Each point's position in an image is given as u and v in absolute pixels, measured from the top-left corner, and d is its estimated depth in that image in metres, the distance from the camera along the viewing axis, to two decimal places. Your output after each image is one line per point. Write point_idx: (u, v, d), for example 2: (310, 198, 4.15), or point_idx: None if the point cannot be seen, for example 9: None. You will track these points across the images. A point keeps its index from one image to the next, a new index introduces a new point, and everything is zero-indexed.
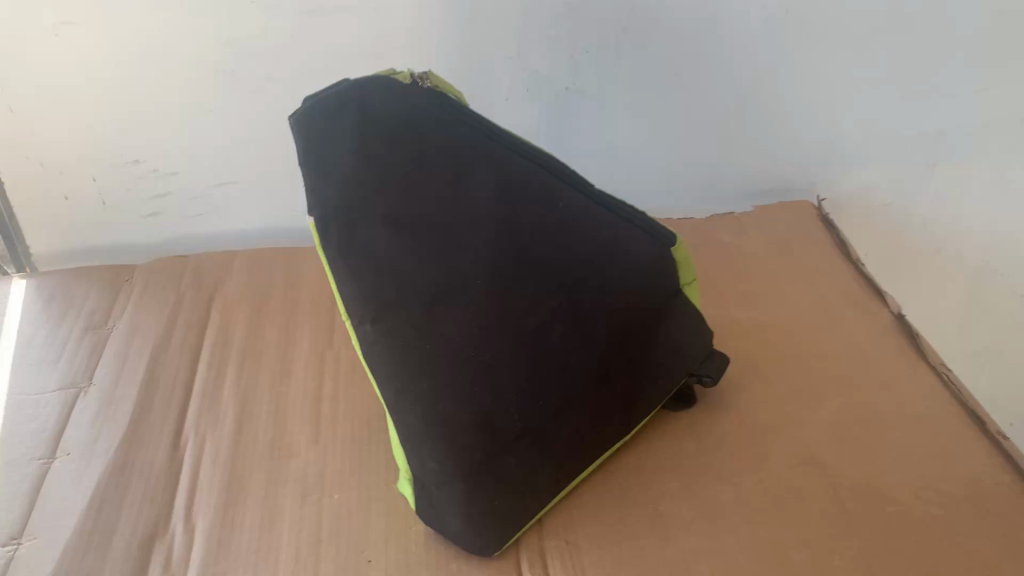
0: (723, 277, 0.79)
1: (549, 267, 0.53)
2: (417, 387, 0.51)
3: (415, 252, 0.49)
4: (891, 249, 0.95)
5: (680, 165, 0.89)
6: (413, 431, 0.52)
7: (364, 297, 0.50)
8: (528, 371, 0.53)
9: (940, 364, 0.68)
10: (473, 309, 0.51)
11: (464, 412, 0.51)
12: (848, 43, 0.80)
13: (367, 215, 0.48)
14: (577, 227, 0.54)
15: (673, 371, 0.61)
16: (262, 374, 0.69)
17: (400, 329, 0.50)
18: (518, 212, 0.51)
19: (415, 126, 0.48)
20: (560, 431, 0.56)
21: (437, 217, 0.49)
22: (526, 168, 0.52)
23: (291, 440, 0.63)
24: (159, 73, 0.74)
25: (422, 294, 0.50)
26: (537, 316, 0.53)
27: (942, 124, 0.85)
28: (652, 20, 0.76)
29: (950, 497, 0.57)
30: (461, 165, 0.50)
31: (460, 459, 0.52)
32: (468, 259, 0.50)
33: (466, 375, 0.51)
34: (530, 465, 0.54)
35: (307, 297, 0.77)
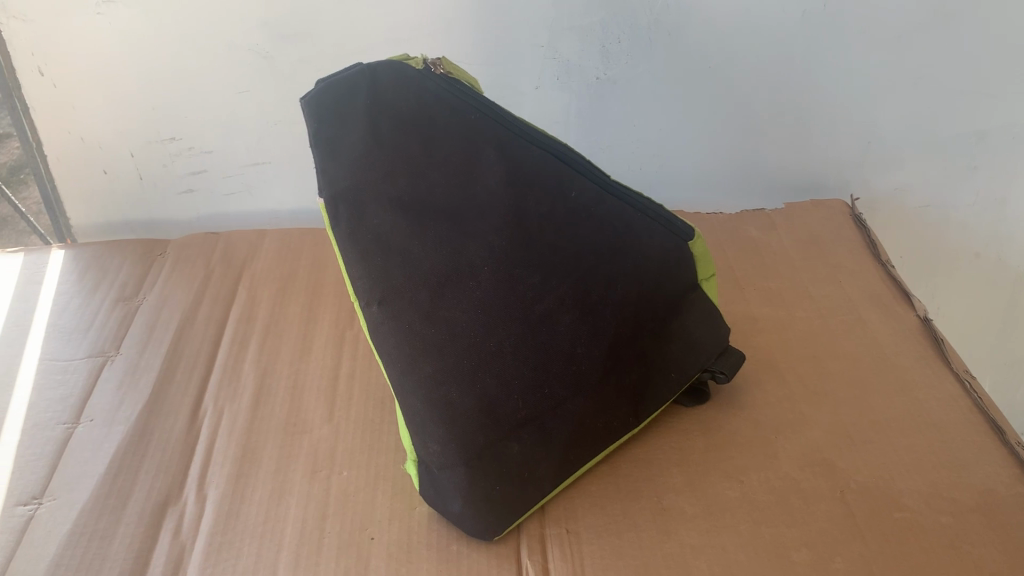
0: (748, 273, 0.78)
1: (559, 256, 0.53)
2: (421, 368, 0.52)
3: (422, 236, 0.50)
4: (929, 251, 0.93)
5: (712, 158, 0.89)
6: (415, 411, 0.53)
7: (371, 279, 0.51)
8: (534, 359, 0.53)
9: (964, 370, 0.67)
10: (480, 295, 0.52)
11: (467, 396, 0.52)
12: (888, 38, 0.78)
13: (375, 198, 0.49)
14: (588, 216, 0.54)
15: (685, 366, 0.61)
16: (283, 350, 0.70)
17: (405, 312, 0.51)
18: (528, 199, 0.52)
19: (426, 111, 0.49)
20: (567, 422, 0.55)
21: (445, 203, 0.50)
22: (538, 156, 0.52)
23: (306, 417, 0.64)
24: (197, 54, 0.75)
25: (428, 278, 0.51)
26: (545, 304, 0.53)
27: (983, 125, 0.83)
28: (684, 11, 0.75)
29: (962, 506, 0.56)
30: (472, 151, 0.50)
31: (462, 443, 0.52)
32: (476, 244, 0.51)
33: (470, 359, 0.52)
34: (533, 454, 0.54)
35: (333, 278, 0.79)
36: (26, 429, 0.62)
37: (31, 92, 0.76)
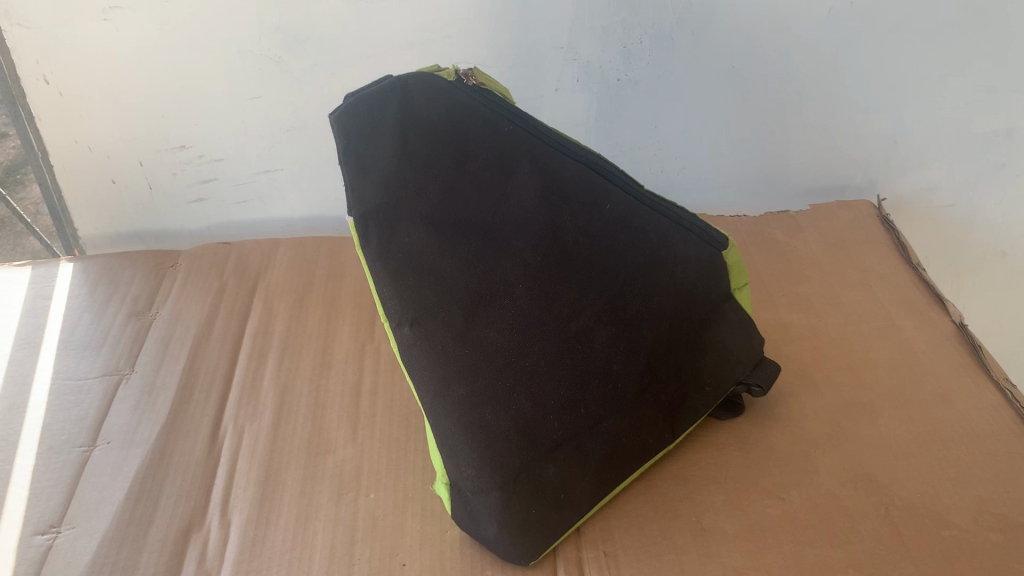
0: (776, 278, 0.76)
1: (595, 270, 0.51)
2: (455, 390, 0.50)
3: (454, 253, 0.48)
4: (954, 251, 0.91)
5: (735, 159, 0.87)
6: (448, 435, 0.51)
7: (402, 299, 0.49)
8: (571, 378, 0.51)
9: (1004, 379, 0.65)
10: (515, 313, 0.50)
11: (502, 418, 0.50)
12: (915, 36, 0.76)
13: (406, 215, 0.48)
14: (625, 229, 0.52)
15: (721, 379, 0.59)
16: (302, 366, 0.68)
17: (438, 332, 0.49)
18: (563, 213, 0.50)
19: (459, 123, 0.48)
20: (604, 442, 0.53)
21: (478, 219, 0.48)
22: (572, 168, 0.51)
23: (329, 436, 0.62)
24: (207, 59, 0.73)
25: (461, 296, 0.49)
26: (581, 321, 0.51)
27: (1014, 123, 0.81)
28: (708, 9, 0.73)
29: (1012, 523, 0.54)
30: (505, 164, 0.49)
31: (497, 466, 0.50)
32: (509, 261, 0.49)
33: (505, 380, 0.50)
34: (570, 476, 0.52)
35: (350, 288, 0.77)
36: (41, 453, 0.60)
37: (36, 101, 0.74)
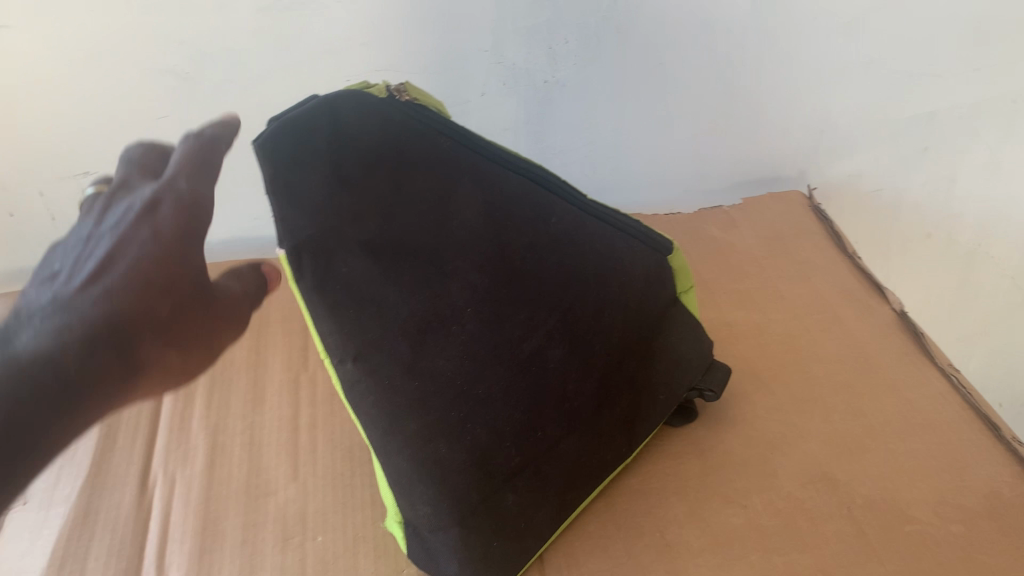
0: (716, 277, 0.76)
1: (545, 288, 0.49)
2: (406, 427, 0.47)
3: (398, 282, 0.45)
4: (883, 235, 0.93)
5: (665, 156, 0.86)
6: (401, 471, 0.48)
7: (345, 335, 0.45)
8: (525, 402, 0.49)
9: (949, 365, 0.65)
10: (466, 341, 0.47)
11: (457, 450, 0.48)
12: (837, 24, 0.76)
13: (344, 244, 0.44)
14: (573, 243, 0.50)
15: (674, 388, 0.57)
16: (233, 402, 0.64)
17: (386, 367, 0.46)
18: (509, 230, 0.48)
19: (394, 141, 0.44)
20: (562, 465, 0.52)
21: (422, 245, 0.46)
22: (515, 182, 0.48)
23: (269, 477, 0.58)
24: (109, 78, 0.68)
25: (408, 327, 0.46)
26: (534, 341, 0.49)
27: (934, 106, 0.82)
28: (634, 6, 0.71)
29: (970, 512, 0.54)
30: (446, 184, 0.46)
31: (455, 501, 0.48)
32: (457, 286, 0.47)
33: (459, 412, 0.47)
34: (529, 504, 0.51)
35: (277, 314, 0.73)
36: None
37: None
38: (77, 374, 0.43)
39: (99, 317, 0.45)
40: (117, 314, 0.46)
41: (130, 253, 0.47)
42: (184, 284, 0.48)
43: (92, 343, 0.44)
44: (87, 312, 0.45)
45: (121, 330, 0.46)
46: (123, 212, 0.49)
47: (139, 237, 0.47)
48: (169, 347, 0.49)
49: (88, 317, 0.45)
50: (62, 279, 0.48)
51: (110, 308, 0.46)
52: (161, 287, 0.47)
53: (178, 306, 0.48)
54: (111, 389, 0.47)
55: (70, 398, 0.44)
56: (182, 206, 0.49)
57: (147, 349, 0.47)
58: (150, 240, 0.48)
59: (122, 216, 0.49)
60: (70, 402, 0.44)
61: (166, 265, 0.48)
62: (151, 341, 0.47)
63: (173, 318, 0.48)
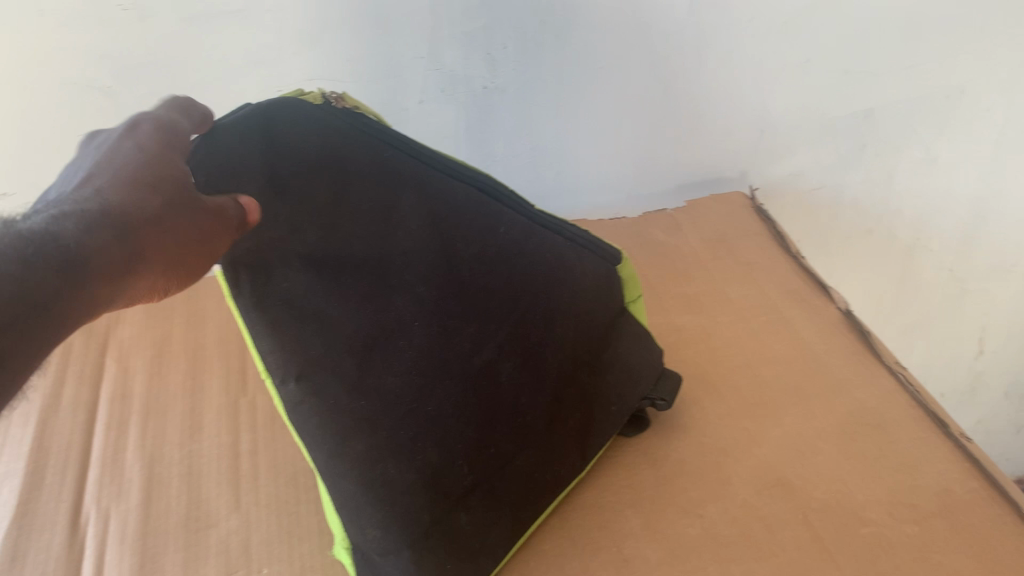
0: (663, 282, 0.75)
1: (494, 298, 0.49)
2: (352, 447, 0.44)
3: (341, 295, 0.44)
4: (823, 232, 0.94)
5: (608, 160, 0.85)
6: (349, 497, 0.45)
7: (286, 352, 0.43)
8: (477, 417, 0.48)
9: (895, 363, 0.65)
10: (414, 354, 0.46)
11: (408, 470, 0.45)
12: (773, 25, 0.76)
13: (284, 259, 0.43)
14: (520, 253, 0.50)
15: (625, 397, 0.57)
16: (170, 430, 0.61)
17: (330, 385, 0.44)
18: (455, 240, 0.48)
19: (334, 151, 0.45)
20: (516, 482, 0.51)
21: (365, 256, 0.45)
22: (461, 193, 0.48)
23: (209, 508, 0.56)
24: (25, 94, 0.65)
25: (353, 342, 0.45)
26: (484, 354, 0.48)
27: (870, 104, 0.83)
28: (571, 10, 0.70)
29: (923, 512, 0.54)
30: (389, 194, 0.46)
31: (408, 525, 0.45)
32: (403, 298, 0.46)
33: (408, 429, 0.46)
34: (483, 522, 0.49)
35: (214, 335, 0.70)
36: None
37: None
38: (84, 262, 0.36)
39: (90, 206, 0.38)
40: (108, 204, 0.38)
41: (118, 164, 0.40)
42: (182, 188, 0.40)
43: (90, 231, 0.37)
44: (74, 206, 0.38)
45: (119, 218, 0.38)
46: (88, 157, 0.42)
47: (127, 152, 0.41)
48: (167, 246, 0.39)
49: (81, 210, 0.38)
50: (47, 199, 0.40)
51: (99, 200, 0.38)
52: (148, 182, 0.40)
53: (189, 209, 0.40)
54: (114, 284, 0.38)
55: (75, 275, 0.36)
56: (154, 128, 0.42)
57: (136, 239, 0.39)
58: (126, 155, 0.40)
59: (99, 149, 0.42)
60: (82, 283, 0.36)
61: (148, 166, 0.40)
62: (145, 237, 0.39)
63: (171, 213, 0.39)
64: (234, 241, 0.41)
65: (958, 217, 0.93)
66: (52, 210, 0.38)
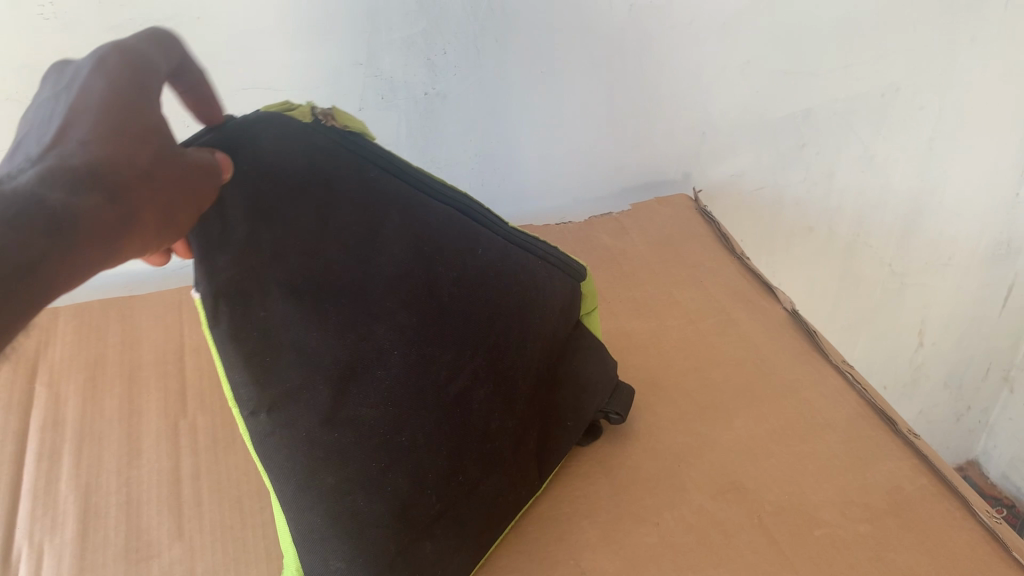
0: (610, 286, 0.75)
1: (469, 324, 0.47)
2: (321, 479, 0.43)
3: (321, 324, 0.42)
4: (765, 231, 0.95)
5: (553, 165, 0.84)
6: (313, 530, 0.44)
7: (262, 382, 0.41)
8: (449, 445, 0.47)
9: (842, 361, 0.66)
10: (391, 383, 0.44)
11: (375, 502, 0.44)
12: (711, 26, 0.76)
13: (263, 284, 0.40)
14: (496, 273, 0.48)
15: (581, 411, 0.56)
16: (106, 457, 0.59)
17: (303, 416, 0.42)
18: (435, 264, 0.45)
19: (320, 172, 0.42)
20: (480, 506, 0.50)
21: (348, 281, 0.43)
22: (439, 214, 0.47)
23: (150, 538, 0.53)
24: None
25: (331, 372, 0.42)
26: (459, 381, 0.47)
27: (808, 104, 0.84)
28: (511, 14, 0.69)
29: (876, 511, 0.54)
30: (372, 217, 0.44)
31: (375, 558, 0.44)
32: (383, 326, 0.44)
33: (379, 460, 0.44)
34: (448, 550, 0.48)
35: (151, 355, 0.67)
36: None
37: None
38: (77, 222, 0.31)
39: (75, 159, 0.33)
40: (96, 159, 0.34)
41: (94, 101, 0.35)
42: (163, 144, 0.37)
43: (78, 187, 0.32)
44: (58, 157, 0.33)
45: (111, 173, 0.34)
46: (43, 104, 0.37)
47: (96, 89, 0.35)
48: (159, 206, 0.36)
49: (67, 165, 0.33)
50: (17, 153, 0.34)
51: (91, 151, 0.34)
52: (139, 131, 0.36)
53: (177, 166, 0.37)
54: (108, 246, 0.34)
55: (63, 241, 0.31)
56: (122, 64, 0.36)
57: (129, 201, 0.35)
58: (104, 95, 0.35)
59: (65, 86, 0.36)
60: (75, 244, 0.31)
61: (125, 109, 0.35)
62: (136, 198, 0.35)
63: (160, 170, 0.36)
64: (209, 197, 0.39)
65: (893, 211, 0.96)
66: (35, 165, 0.32)
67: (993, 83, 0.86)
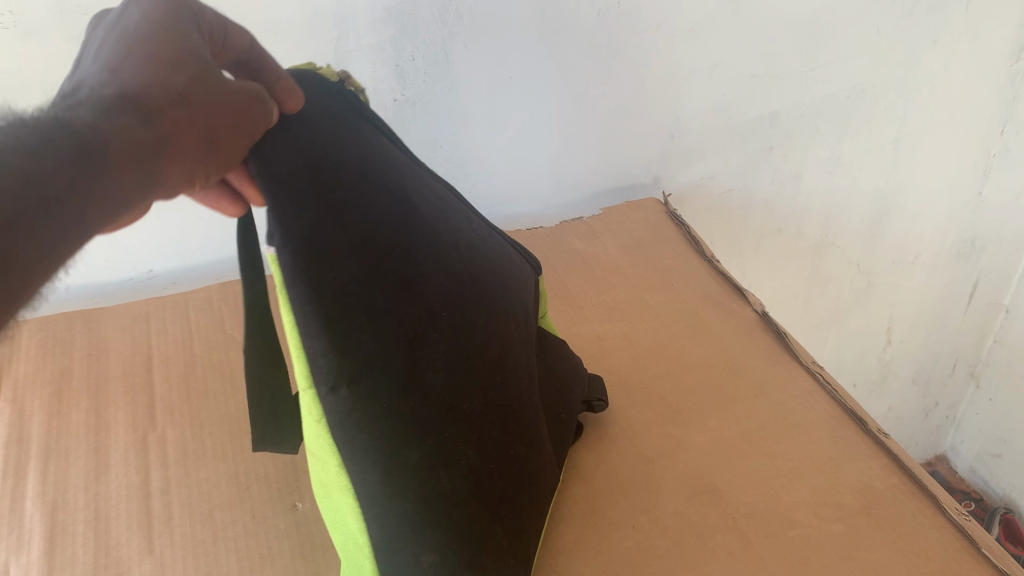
0: (583, 290, 0.75)
1: (489, 290, 0.48)
2: (406, 457, 0.39)
3: (387, 279, 0.39)
4: (735, 233, 0.96)
5: (527, 170, 0.84)
6: (404, 519, 0.40)
7: (348, 346, 0.37)
8: (501, 418, 0.45)
9: (812, 363, 0.67)
10: (447, 347, 0.42)
11: (455, 478, 0.41)
12: (679, 30, 0.76)
13: (339, 235, 0.37)
14: (483, 246, 0.50)
15: (570, 404, 0.56)
16: (73, 473, 0.58)
17: (385, 384, 0.38)
18: (445, 231, 0.46)
19: (349, 133, 0.41)
20: (531, 489, 0.48)
21: (400, 236, 0.41)
22: (433, 191, 0.47)
23: (119, 555, 0.53)
24: None
25: (402, 332, 0.40)
26: (497, 349, 0.46)
27: (776, 107, 0.85)
28: (480, 20, 0.69)
29: (848, 510, 0.54)
30: (397, 177, 0.43)
31: (463, 541, 0.42)
32: (433, 284, 0.42)
33: (452, 431, 0.41)
34: (516, 531, 0.46)
35: (118, 367, 0.66)
36: None
37: None
38: (103, 143, 0.30)
39: (105, 90, 0.32)
40: (127, 85, 0.33)
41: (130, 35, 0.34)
42: (200, 70, 0.34)
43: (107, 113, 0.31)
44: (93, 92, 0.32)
45: (145, 97, 0.33)
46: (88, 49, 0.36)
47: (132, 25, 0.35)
48: (200, 129, 0.34)
49: (97, 96, 0.32)
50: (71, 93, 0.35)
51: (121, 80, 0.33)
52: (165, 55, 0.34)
53: (217, 89, 0.34)
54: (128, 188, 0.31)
55: (92, 156, 0.30)
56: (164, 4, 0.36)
57: (170, 122, 0.33)
58: (139, 27, 0.34)
59: (111, 28, 0.36)
60: (104, 161, 0.30)
61: (160, 36, 0.34)
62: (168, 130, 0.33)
63: (197, 91, 0.34)
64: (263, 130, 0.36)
65: (861, 212, 0.97)
66: (69, 100, 0.32)
67: (955, 83, 0.88)
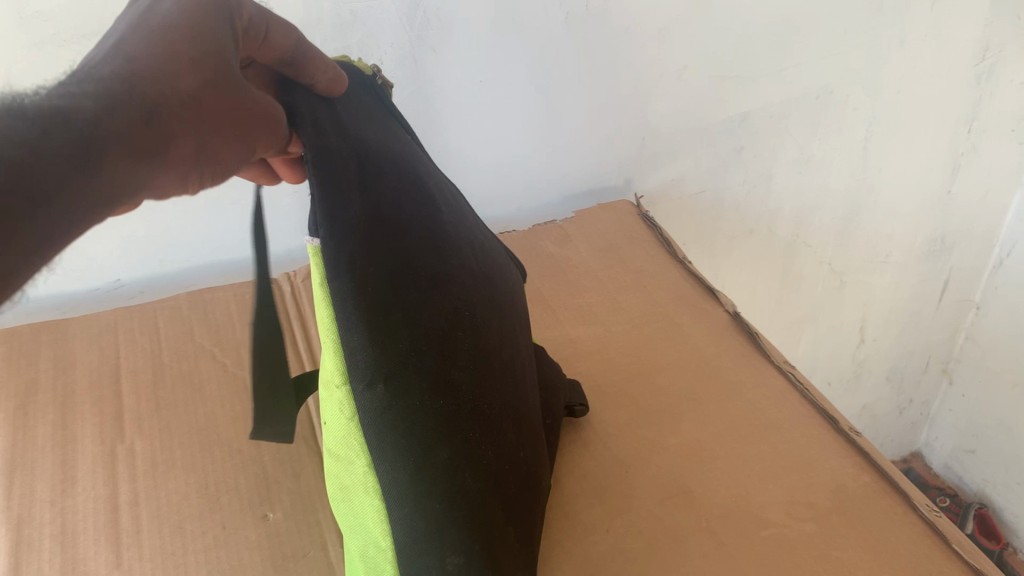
0: (555, 293, 0.75)
1: (498, 295, 0.48)
2: (436, 456, 0.37)
3: (419, 275, 0.39)
4: (708, 234, 0.96)
5: (502, 174, 0.84)
6: (430, 522, 0.37)
7: (387, 338, 0.36)
8: (512, 420, 0.44)
9: (784, 363, 0.67)
10: (469, 348, 0.41)
11: (478, 480, 0.39)
12: (648, 31, 0.76)
13: (376, 227, 0.37)
14: (488, 253, 0.51)
15: (553, 409, 0.56)
16: (39, 487, 0.57)
17: (420, 379, 0.37)
18: (460, 235, 0.46)
19: (372, 138, 0.42)
20: (533, 492, 0.47)
21: (425, 236, 0.41)
22: (446, 197, 0.48)
23: (86, 569, 0.52)
24: None
25: (433, 330, 0.39)
26: (506, 352, 0.46)
27: (746, 107, 0.85)
28: (446, 24, 0.69)
29: (821, 509, 0.54)
30: (416, 182, 0.44)
31: (486, 544, 0.39)
32: (455, 284, 0.42)
33: (477, 431, 0.40)
34: (522, 536, 0.44)
35: (85, 378, 0.65)
36: None
37: None
38: (98, 130, 0.30)
39: (106, 76, 0.33)
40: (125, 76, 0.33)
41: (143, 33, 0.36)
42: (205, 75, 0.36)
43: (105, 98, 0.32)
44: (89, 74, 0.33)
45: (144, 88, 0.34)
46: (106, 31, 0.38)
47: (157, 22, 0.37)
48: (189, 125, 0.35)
49: (96, 80, 0.32)
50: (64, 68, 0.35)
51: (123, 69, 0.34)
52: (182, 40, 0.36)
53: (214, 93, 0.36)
54: (137, 156, 0.32)
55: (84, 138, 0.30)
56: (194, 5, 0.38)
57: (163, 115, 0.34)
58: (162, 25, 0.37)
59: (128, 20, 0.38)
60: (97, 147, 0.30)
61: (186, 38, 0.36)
62: (169, 110, 0.34)
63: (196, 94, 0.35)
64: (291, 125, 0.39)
65: (833, 212, 0.98)
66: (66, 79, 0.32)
67: (922, 82, 0.88)
